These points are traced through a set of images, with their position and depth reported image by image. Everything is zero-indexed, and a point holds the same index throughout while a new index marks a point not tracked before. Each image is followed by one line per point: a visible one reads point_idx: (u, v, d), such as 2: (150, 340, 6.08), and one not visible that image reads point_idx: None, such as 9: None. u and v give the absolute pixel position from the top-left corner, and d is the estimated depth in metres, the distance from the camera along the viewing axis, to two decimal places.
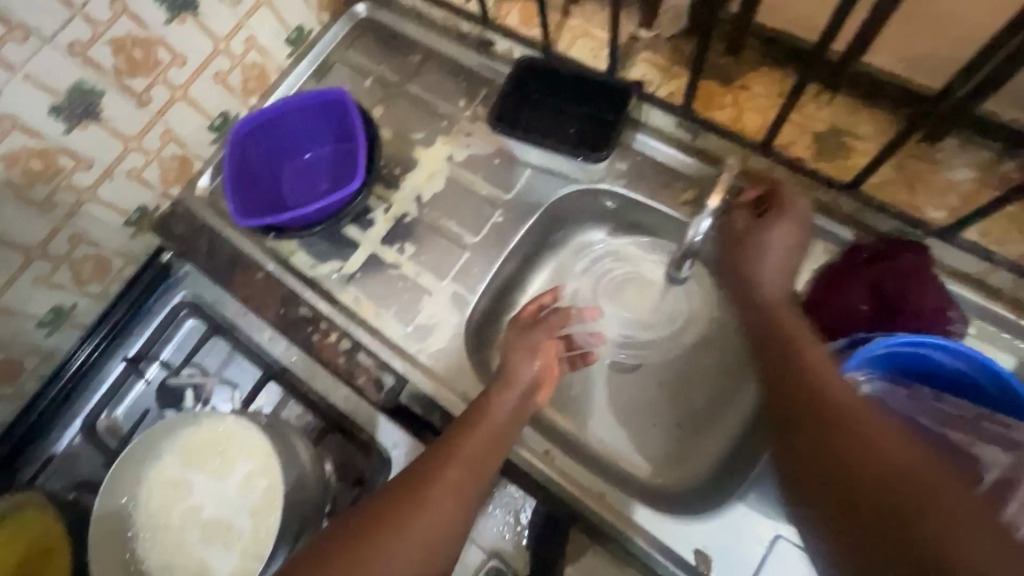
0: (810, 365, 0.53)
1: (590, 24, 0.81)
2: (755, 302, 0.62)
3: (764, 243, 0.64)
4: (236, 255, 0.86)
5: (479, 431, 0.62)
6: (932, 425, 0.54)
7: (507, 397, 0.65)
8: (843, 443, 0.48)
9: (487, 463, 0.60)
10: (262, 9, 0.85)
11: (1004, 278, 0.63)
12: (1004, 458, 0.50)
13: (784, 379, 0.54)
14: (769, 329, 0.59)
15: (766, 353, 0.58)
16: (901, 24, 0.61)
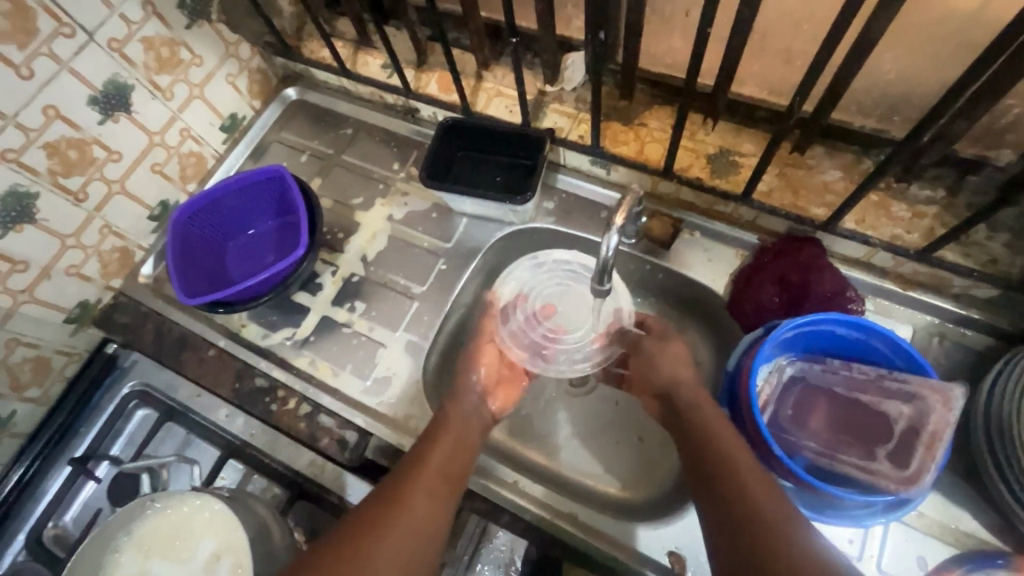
0: (711, 429, 0.60)
1: (501, 84, 0.90)
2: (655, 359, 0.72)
3: (665, 358, 0.71)
4: (186, 336, 0.87)
5: (446, 437, 0.67)
6: (847, 394, 0.61)
7: (461, 404, 0.72)
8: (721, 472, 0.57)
9: (458, 465, 0.66)
10: (194, 101, 0.90)
11: (883, 257, 0.72)
12: (905, 410, 0.56)
13: (696, 460, 0.59)
14: (682, 419, 0.64)
15: (683, 434, 0.63)
16: (755, 51, 0.70)
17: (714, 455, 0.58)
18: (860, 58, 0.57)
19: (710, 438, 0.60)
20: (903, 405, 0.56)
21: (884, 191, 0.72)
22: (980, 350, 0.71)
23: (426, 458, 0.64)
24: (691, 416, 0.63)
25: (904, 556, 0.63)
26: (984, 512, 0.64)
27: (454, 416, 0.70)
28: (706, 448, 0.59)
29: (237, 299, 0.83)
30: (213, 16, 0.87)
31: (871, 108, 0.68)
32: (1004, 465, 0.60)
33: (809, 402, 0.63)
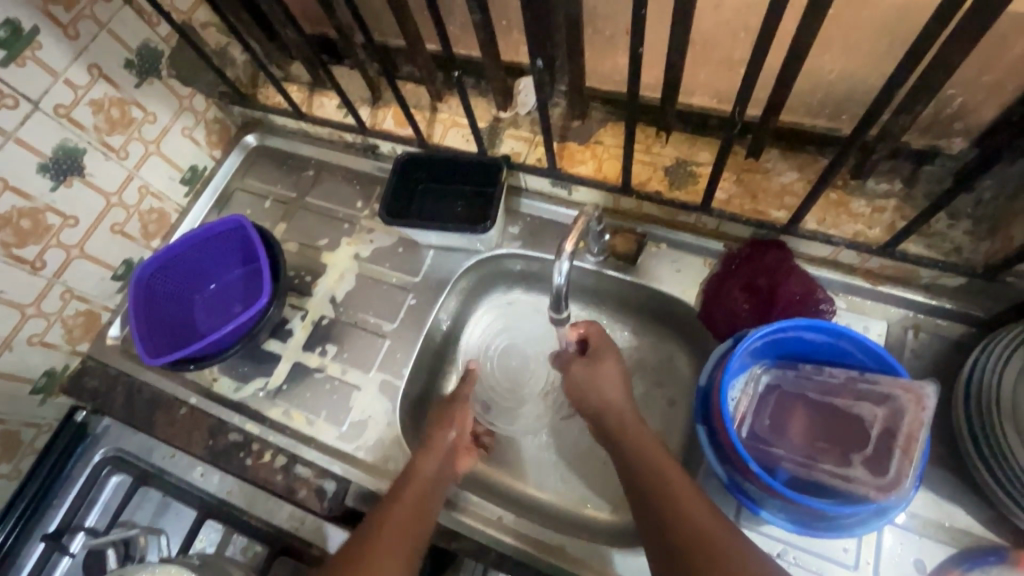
0: (646, 453, 0.62)
1: (456, 114, 0.90)
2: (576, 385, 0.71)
3: (601, 378, 0.69)
4: (156, 396, 0.85)
5: (407, 494, 0.65)
6: (821, 398, 0.60)
7: (429, 457, 0.69)
8: (660, 496, 0.58)
9: (423, 523, 0.63)
10: (151, 158, 0.90)
11: (849, 255, 0.72)
12: (879, 412, 0.54)
13: (642, 493, 0.59)
14: (643, 481, 0.60)
15: (647, 501, 0.58)
16: (698, 62, 0.70)
17: (676, 519, 0.55)
18: (796, 63, 0.57)
19: (677, 508, 0.56)
20: (877, 407, 0.54)
21: (842, 188, 0.72)
22: (956, 340, 0.70)
23: (390, 514, 0.63)
24: (622, 442, 0.64)
25: (902, 561, 0.62)
26: (977, 508, 0.62)
27: (421, 473, 0.67)
28: (680, 522, 0.55)
29: (204, 354, 0.82)
30: (162, 72, 0.87)
31: (819, 108, 0.69)
32: (991, 459, 0.59)
33: (786, 409, 0.62)
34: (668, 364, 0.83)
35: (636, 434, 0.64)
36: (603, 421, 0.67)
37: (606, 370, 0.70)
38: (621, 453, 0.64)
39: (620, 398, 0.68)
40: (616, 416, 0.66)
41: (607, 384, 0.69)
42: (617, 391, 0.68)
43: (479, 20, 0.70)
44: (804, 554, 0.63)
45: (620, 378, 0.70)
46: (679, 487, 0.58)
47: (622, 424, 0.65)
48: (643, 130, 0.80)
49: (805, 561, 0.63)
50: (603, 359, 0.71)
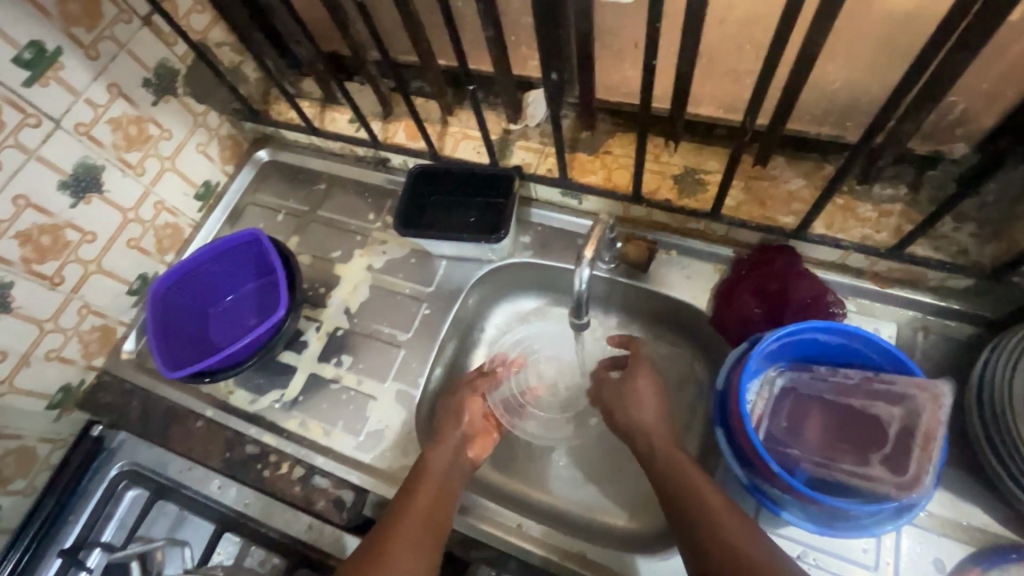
0: (680, 471, 0.62)
1: (467, 127, 0.92)
2: (614, 403, 0.73)
3: (637, 396, 0.71)
4: (172, 410, 0.85)
5: (425, 488, 0.66)
6: (838, 400, 0.61)
7: (440, 451, 0.71)
8: (695, 516, 0.58)
9: (442, 515, 0.65)
10: (166, 174, 0.91)
11: (857, 258, 0.73)
12: (896, 412, 0.55)
13: (677, 513, 0.59)
14: (678, 501, 0.60)
15: (682, 519, 0.59)
16: (705, 74, 0.72)
17: (713, 539, 0.55)
18: (803, 73, 0.59)
19: (721, 531, 0.56)
20: (894, 406, 0.55)
21: (849, 193, 0.74)
22: (965, 340, 0.71)
23: (410, 506, 0.64)
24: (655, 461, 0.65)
25: (921, 562, 0.62)
26: (993, 506, 0.63)
27: (435, 467, 0.69)
28: (715, 542, 0.55)
29: (221, 367, 0.82)
30: (178, 91, 0.89)
31: (824, 117, 0.71)
32: (1006, 457, 0.60)
33: (803, 411, 0.63)
34: (681, 370, 0.84)
35: (670, 452, 0.65)
36: (637, 439, 0.69)
37: (639, 389, 0.72)
38: (655, 471, 0.64)
39: (652, 418, 0.69)
40: (647, 434, 0.68)
41: (642, 403, 0.71)
42: (649, 409, 0.70)
43: (492, 36, 0.72)
44: (824, 555, 0.63)
45: (656, 393, 0.72)
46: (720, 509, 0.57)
47: (654, 443, 0.67)
48: (652, 140, 0.82)
49: (826, 563, 0.63)
50: (637, 375, 0.73)
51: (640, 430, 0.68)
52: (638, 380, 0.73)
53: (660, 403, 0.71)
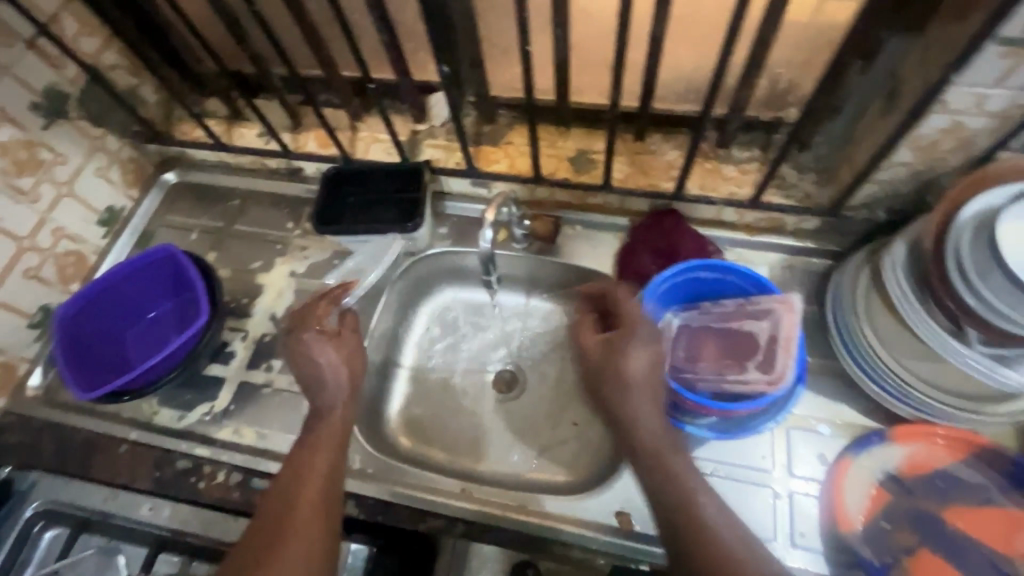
0: (678, 481, 0.59)
1: (376, 131, 0.96)
2: (608, 394, 0.66)
3: (631, 383, 0.64)
4: (90, 439, 0.81)
5: (318, 439, 0.68)
6: (721, 325, 0.71)
7: (327, 399, 0.71)
8: (690, 533, 0.56)
9: (337, 463, 0.67)
10: (64, 201, 0.88)
11: (728, 212, 0.85)
12: (764, 324, 0.66)
13: (674, 531, 0.57)
14: (676, 518, 0.57)
15: (681, 538, 0.56)
16: (582, 64, 0.82)
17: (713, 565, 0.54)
18: (655, 57, 0.69)
19: (710, 552, 0.54)
20: (763, 320, 0.66)
21: (715, 158, 0.85)
22: (822, 272, 0.84)
23: (304, 478, 0.64)
24: (649, 471, 0.61)
25: (809, 458, 0.72)
26: (859, 402, 0.75)
27: (326, 431, 0.69)
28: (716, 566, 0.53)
29: (142, 384, 0.80)
30: (71, 114, 0.87)
31: (686, 94, 0.82)
32: (858, 356, 0.72)
33: (696, 339, 0.72)
34: None
35: (669, 461, 0.61)
36: (627, 428, 0.64)
37: (634, 370, 0.64)
38: (651, 482, 0.61)
39: (649, 419, 0.63)
40: (642, 436, 0.63)
41: (636, 391, 0.64)
42: (643, 404, 0.63)
43: (387, 39, 0.77)
44: (728, 466, 0.73)
45: (651, 372, 0.64)
46: (712, 524, 0.56)
47: (643, 436, 0.63)
48: (546, 129, 0.90)
49: (730, 472, 0.72)
50: (631, 353, 0.65)
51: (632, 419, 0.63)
52: (636, 371, 0.64)
53: (655, 398, 0.63)
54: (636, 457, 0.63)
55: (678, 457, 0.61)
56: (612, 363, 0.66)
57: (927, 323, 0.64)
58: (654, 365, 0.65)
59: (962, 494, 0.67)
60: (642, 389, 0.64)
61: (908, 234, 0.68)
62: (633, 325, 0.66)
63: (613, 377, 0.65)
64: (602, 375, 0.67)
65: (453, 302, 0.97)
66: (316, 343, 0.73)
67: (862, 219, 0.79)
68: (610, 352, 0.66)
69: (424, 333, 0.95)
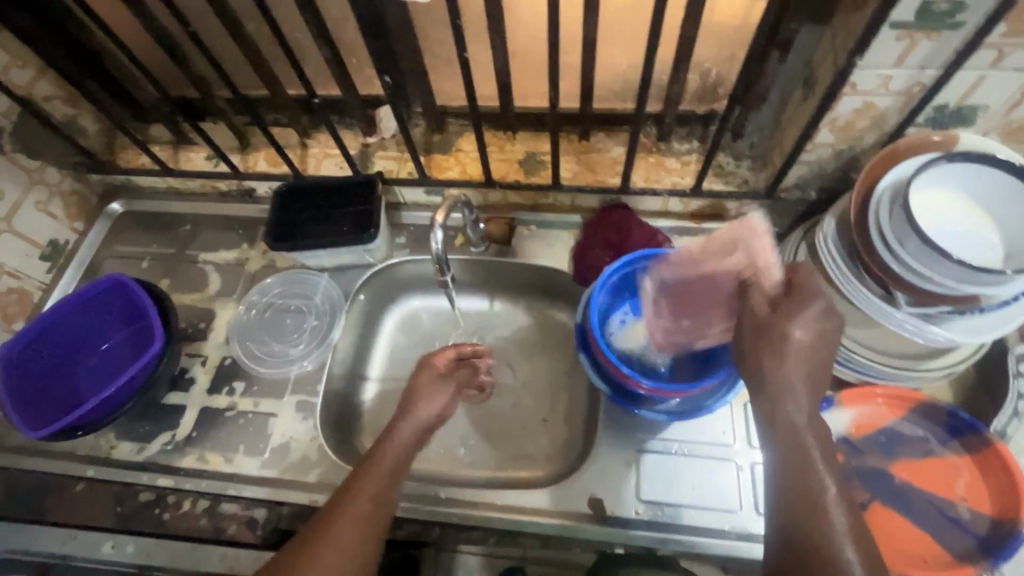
0: (820, 484, 0.47)
1: (327, 147, 0.97)
2: (763, 354, 0.52)
3: (794, 347, 0.51)
4: (45, 480, 0.78)
5: (378, 464, 0.65)
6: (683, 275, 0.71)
7: (405, 427, 0.69)
8: (810, 539, 0.46)
9: (391, 488, 0.64)
10: (3, 237, 0.85)
11: (674, 203, 0.88)
12: (730, 258, 0.64)
13: (791, 526, 0.47)
14: (803, 520, 0.47)
15: (798, 540, 0.46)
16: (522, 70, 0.84)
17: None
18: (590, 58, 0.72)
19: (834, 569, 0.45)
20: (733, 254, 0.64)
21: (657, 152, 0.89)
22: None
23: (352, 504, 0.62)
24: (798, 457, 0.48)
25: None
26: None
27: (387, 460, 0.66)
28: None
29: (95, 418, 0.78)
30: (6, 148, 0.85)
31: (625, 93, 0.86)
32: None
33: (684, 295, 0.72)
34: (561, 328, 0.93)
35: (821, 457, 0.48)
36: (772, 398, 0.51)
37: (799, 343, 0.51)
38: (784, 469, 0.49)
39: (804, 405, 0.50)
40: (799, 418, 0.50)
41: (796, 356, 0.51)
42: (805, 381, 0.50)
43: (329, 55, 0.78)
44: (690, 444, 0.75)
45: (822, 356, 0.51)
46: (843, 545, 0.46)
47: (792, 414, 0.50)
48: (494, 134, 0.93)
49: (693, 450, 0.75)
50: (802, 318, 0.52)
51: (785, 385, 0.50)
52: (800, 335, 0.51)
53: (816, 378, 0.51)
54: (781, 436, 0.50)
55: (832, 455, 0.49)
56: (781, 329, 0.52)
57: (860, 289, 0.68)
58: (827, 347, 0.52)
59: (906, 448, 0.72)
60: (809, 371, 0.51)
61: (836, 209, 0.73)
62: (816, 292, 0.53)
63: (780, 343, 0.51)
64: (763, 336, 0.53)
65: (415, 311, 0.97)
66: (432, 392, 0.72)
67: (797, 200, 0.83)
68: (786, 314, 0.52)
69: (389, 344, 0.95)
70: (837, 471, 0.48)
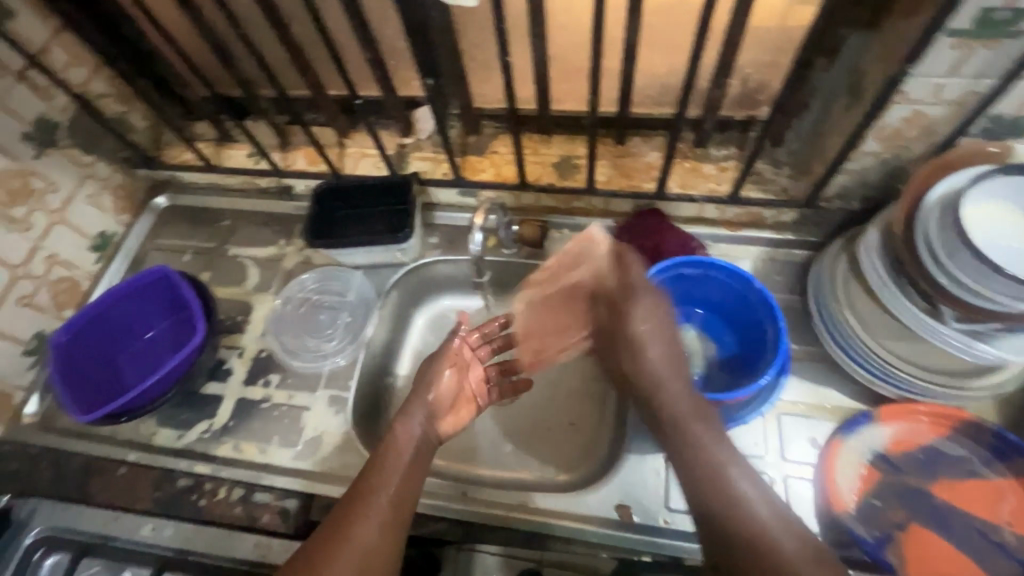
0: (700, 444, 0.66)
1: (364, 147, 0.99)
2: (624, 360, 0.77)
3: (648, 344, 0.74)
4: (89, 463, 0.81)
5: (391, 461, 0.69)
6: (563, 287, 0.84)
7: (408, 425, 0.73)
8: (711, 491, 0.63)
9: (408, 486, 0.68)
10: (56, 228, 0.89)
11: (710, 209, 0.87)
12: (580, 271, 0.82)
13: (693, 482, 0.65)
14: (697, 473, 0.65)
15: (701, 490, 0.64)
16: (560, 74, 0.85)
17: (728, 516, 0.61)
18: (630, 63, 0.72)
19: (728, 502, 0.62)
20: (580, 269, 0.82)
21: (693, 158, 0.88)
22: (803, 262, 0.87)
23: (363, 496, 0.66)
24: (676, 432, 0.68)
25: (800, 442, 0.74)
26: (846, 385, 0.77)
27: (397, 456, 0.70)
28: (728, 519, 0.61)
29: (139, 404, 0.81)
30: (62, 143, 0.89)
31: (663, 98, 0.85)
32: (839, 340, 0.75)
33: (555, 307, 0.87)
34: None
35: (694, 425, 0.68)
36: (655, 394, 0.72)
37: (646, 334, 0.74)
38: (671, 443, 0.68)
39: (676, 392, 0.71)
40: (665, 403, 0.71)
41: (652, 351, 0.74)
42: (659, 364, 0.74)
43: (371, 57, 0.80)
44: None
45: (659, 339, 0.75)
46: (746, 499, 0.62)
47: (672, 400, 0.71)
48: (529, 137, 0.93)
49: None
50: (641, 318, 0.75)
51: (651, 375, 0.73)
52: (643, 326, 0.75)
53: (673, 357, 0.74)
54: (661, 422, 0.71)
55: (709, 424, 0.68)
56: (626, 341, 0.77)
57: (904, 304, 0.66)
58: (666, 332, 0.75)
59: (944, 467, 0.70)
60: (662, 360, 0.74)
61: (880, 220, 0.71)
62: (636, 297, 0.75)
63: (626, 348, 0.77)
64: (617, 347, 0.79)
65: (446, 309, 0.98)
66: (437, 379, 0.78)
67: (838, 209, 0.82)
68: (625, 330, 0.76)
69: (418, 341, 0.96)
70: (710, 430, 0.67)
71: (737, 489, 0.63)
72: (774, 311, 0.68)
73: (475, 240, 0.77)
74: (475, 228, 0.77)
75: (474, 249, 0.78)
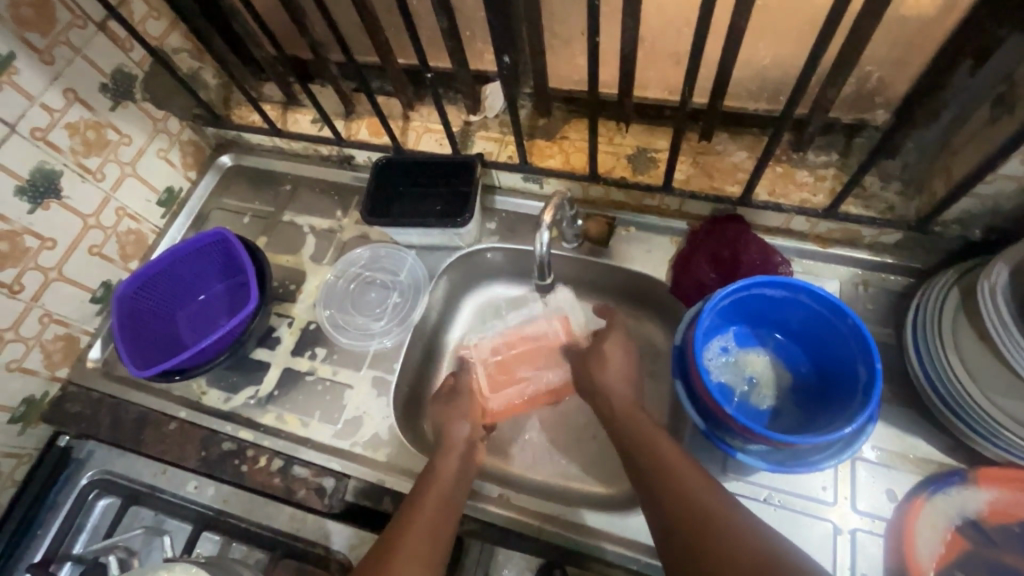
0: (643, 432, 0.64)
1: (429, 121, 0.94)
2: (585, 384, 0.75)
3: (606, 361, 0.73)
4: (144, 414, 0.84)
5: (432, 494, 0.64)
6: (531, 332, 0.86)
7: (448, 459, 0.69)
8: (655, 475, 0.59)
9: (445, 523, 0.62)
10: (127, 179, 0.91)
11: (799, 221, 0.78)
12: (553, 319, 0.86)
13: (640, 471, 0.61)
14: (643, 461, 0.61)
15: (643, 471, 0.60)
16: (649, 57, 0.77)
17: (671, 495, 0.57)
18: (733, 52, 0.63)
19: (668, 480, 0.58)
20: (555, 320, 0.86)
21: (787, 162, 0.79)
22: (901, 291, 0.77)
23: (402, 529, 0.60)
24: (622, 427, 0.66)
25: (875, 493, 0.67)
26: (935, 437, 0.69)
27: (435, 490, 0.65)
28: (670, 495, 0.57)
29: (192, 364, 0.82)
30: (137, 96, 0.89)
31: (761, 92, 0.76)
32: (938, 388, 0.66)
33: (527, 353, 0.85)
34: (646, 340, 0.87)
35: (638, 418, 0.66)
36: (601, 396, 0.71)
37: (611, 352, 0.74)
38: (619, 434, 0.66)
39: (621, 393, 0.70)
40: (611, 400, 0.70)
41: (612, 368, 0.72)
42: (618, 379, 0.72)
43: (446, 27, 0.74)
44: (784, 495, 0.68)
45: (625, 359, 0.74)
46: (686, 477, 0.58)
47: (621, 401, 0.69)
48: (604, 125, 0.86)
49: (786, 502, 0.68)
50: (609, 339, 0.76)
51: (605, 390, 0.71)
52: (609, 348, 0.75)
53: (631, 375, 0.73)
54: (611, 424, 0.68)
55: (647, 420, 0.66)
56: (591, 364, 0.74)
57: None
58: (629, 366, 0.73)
59: None
60: (614, 371, 0.72)
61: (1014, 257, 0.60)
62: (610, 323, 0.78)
63: (590, 370, 0.74)
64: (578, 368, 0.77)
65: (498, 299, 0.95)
66: (455, 415, 0.75)
67: (955, 237, 0.71)
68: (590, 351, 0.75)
69: (466, 328, 0.93)
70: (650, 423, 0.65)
71: (675, 464, 0.59)
72: (871, 348, 0.60)
73: (543, 239, 0.72)
74: (543, 225, 0.72)
75: (544, 251, 0.74)
